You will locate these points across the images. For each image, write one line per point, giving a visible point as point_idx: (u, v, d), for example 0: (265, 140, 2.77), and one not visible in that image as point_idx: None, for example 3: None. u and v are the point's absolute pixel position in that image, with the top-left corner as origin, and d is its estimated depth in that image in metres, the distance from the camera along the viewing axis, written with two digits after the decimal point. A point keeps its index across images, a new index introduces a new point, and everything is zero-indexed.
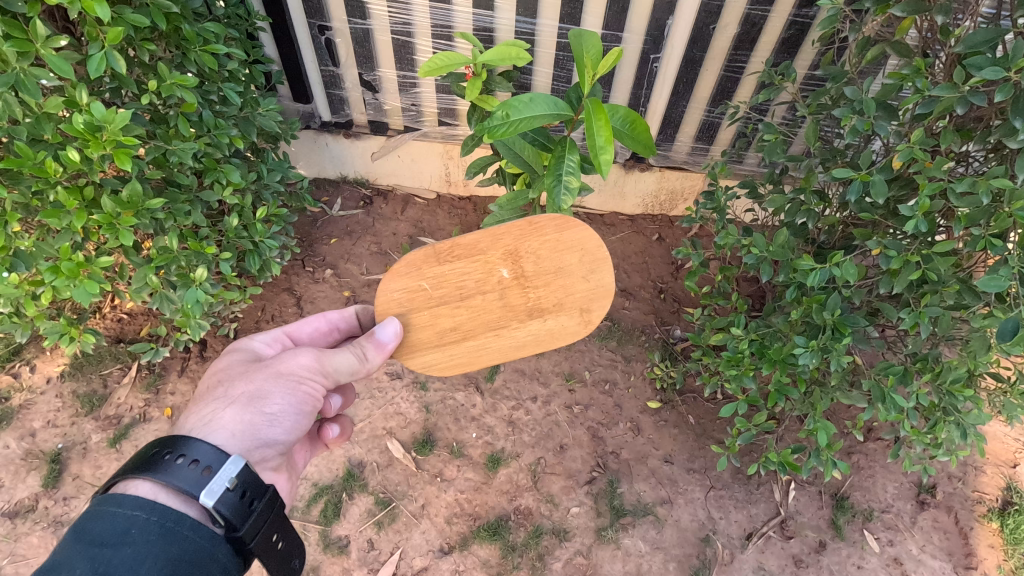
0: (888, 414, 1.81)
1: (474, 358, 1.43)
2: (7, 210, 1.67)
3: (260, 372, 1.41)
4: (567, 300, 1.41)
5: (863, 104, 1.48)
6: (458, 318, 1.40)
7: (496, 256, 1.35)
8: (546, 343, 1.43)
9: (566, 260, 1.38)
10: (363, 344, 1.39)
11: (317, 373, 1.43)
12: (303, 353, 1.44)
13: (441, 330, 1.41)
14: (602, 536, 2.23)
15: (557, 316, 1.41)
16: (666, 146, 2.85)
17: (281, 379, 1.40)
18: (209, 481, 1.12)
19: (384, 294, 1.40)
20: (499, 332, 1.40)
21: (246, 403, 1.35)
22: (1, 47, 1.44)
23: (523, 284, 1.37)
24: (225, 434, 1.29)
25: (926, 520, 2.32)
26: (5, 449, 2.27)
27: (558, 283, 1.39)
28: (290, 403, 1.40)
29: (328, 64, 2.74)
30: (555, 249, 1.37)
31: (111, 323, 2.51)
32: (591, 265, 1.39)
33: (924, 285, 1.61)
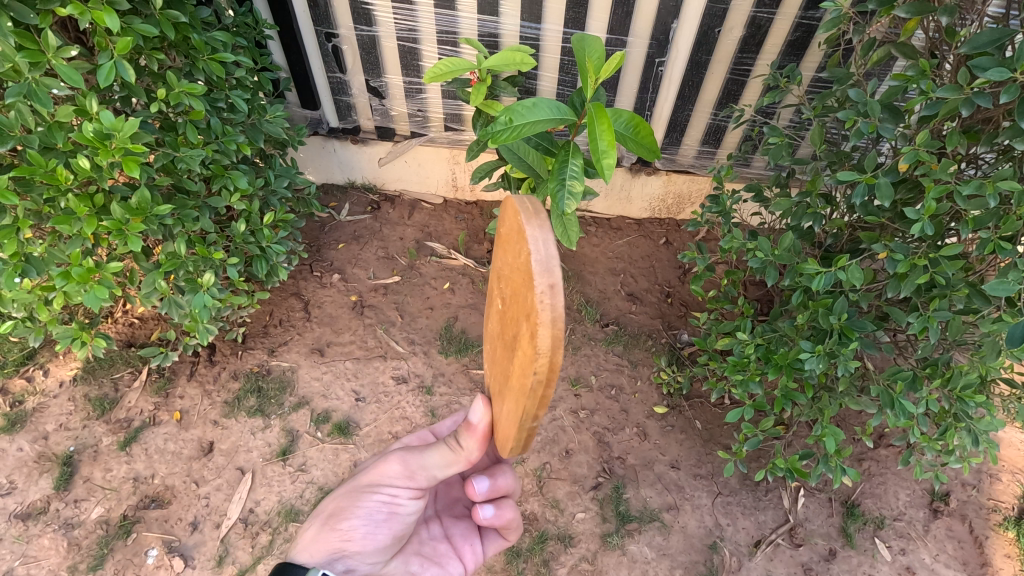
0: (897, 420, 1.78)
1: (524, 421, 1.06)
2: (19, 217, 1.71)
3: (355, 484, 1.51)
4: (523, 311, 0.83)
5: (867, 105, 1.47)
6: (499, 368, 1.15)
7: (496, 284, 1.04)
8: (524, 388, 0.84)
9: (513, 258, 0.86)
10: (456, 436, 1.33)
11: (400, 477, 1.45)
12: (391, 460, 1.48)
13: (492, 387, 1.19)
14: (607, 542, 2.21)
15: (522, 338, 0.84)
16: (672, 150, 2.84)
17: (366, 489, 1.47)
18: None
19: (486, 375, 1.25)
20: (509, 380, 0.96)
21: (335, 513, 1.46)
22: (13, 58, 1.48)
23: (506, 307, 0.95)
24: (310, 549, 1.41)
25: (939, 528, 2.27)
26: (18, 451, 2.31)
27: (517, 288, 0.84)
28: (371, 513, 1.46)
29: (335, 71, 2.76)
30: (506, 248, 0.91)
31: (123, 327, 2.55)
32: (520, 241, 0.81)
33: (932, 289, 1.59)
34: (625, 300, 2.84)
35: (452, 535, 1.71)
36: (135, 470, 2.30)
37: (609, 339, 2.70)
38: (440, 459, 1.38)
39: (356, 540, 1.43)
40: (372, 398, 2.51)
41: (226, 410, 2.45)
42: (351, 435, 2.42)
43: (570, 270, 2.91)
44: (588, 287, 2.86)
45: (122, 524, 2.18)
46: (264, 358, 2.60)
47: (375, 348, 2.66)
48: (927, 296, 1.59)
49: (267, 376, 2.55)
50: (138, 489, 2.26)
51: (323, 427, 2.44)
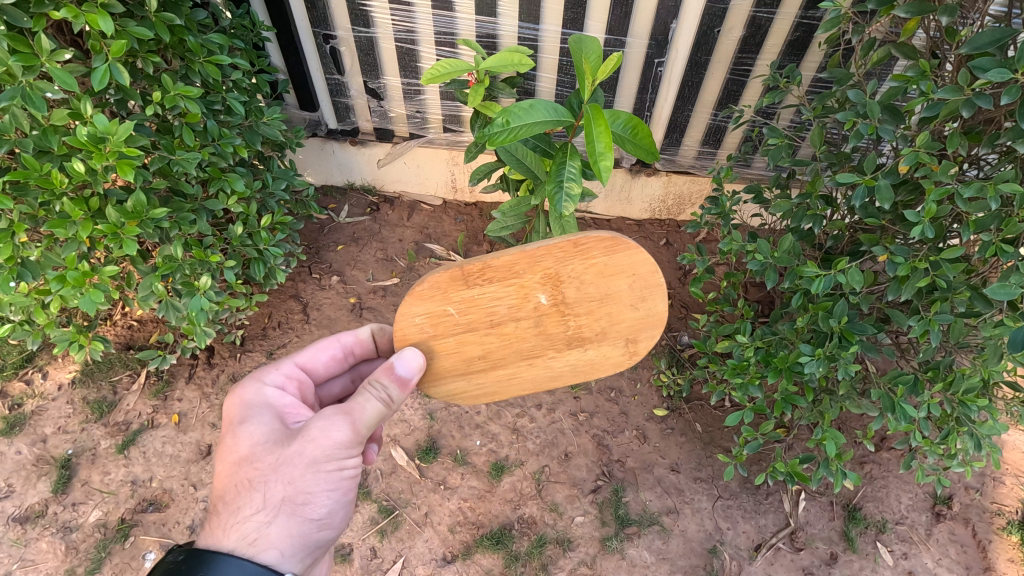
0: (898, 424, 1.77)
1: (502, 386, 1.31)
2: (14, 221, 1.70)
3: (293, 467, 1.27)
4: (607, 330, 1.25)
5: (867, 106, 1.45)
6: (489, 345, 1.24)
7: (535, 281, 1.17)
8: (586, 373, 1.31)
9: (604, 291, 1.20)
10: (386, 386, 1.29)
11: (350, 447, 1.31)
12: (335, 427, 1.29)
13: (469, 359, 1.27)
14: (606, 546, 2.20)
15: (598, 344, 1.27)
16: (672, 150, 2.83)
17: (324, 466, 1.29)
18: None
19: (405, 318, 1.23)
20: (533, 361, 1.28)
21: (290, 510, 1.27)
22: (7, 61, 1.47)
23: (564, 312, 1.21)
24: (278, 553, 1.24)
25: (942, 532, 2.25)
26: (17, 454, 2.31)
27: (601, 313, 1.23)
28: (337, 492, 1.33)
29: (333, 72, 2.76)
30: (596, 274, 1.18)
31: (122, 330, 2.55)
32: (639, 288, 1.21)
33: (933, 292, 1.57)
34: None
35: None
36: (134, 473, 2.30)
37: None
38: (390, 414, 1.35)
39: (317, 521, 1.33)
40: None
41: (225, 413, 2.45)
42: None
43: None
44: None
45: (121, 528, 2.18)
46: (262, 361, 2.59)
47: None
48: (928, 299, 1.57)
49: None
50: (136, 493, 2.26)
51: None
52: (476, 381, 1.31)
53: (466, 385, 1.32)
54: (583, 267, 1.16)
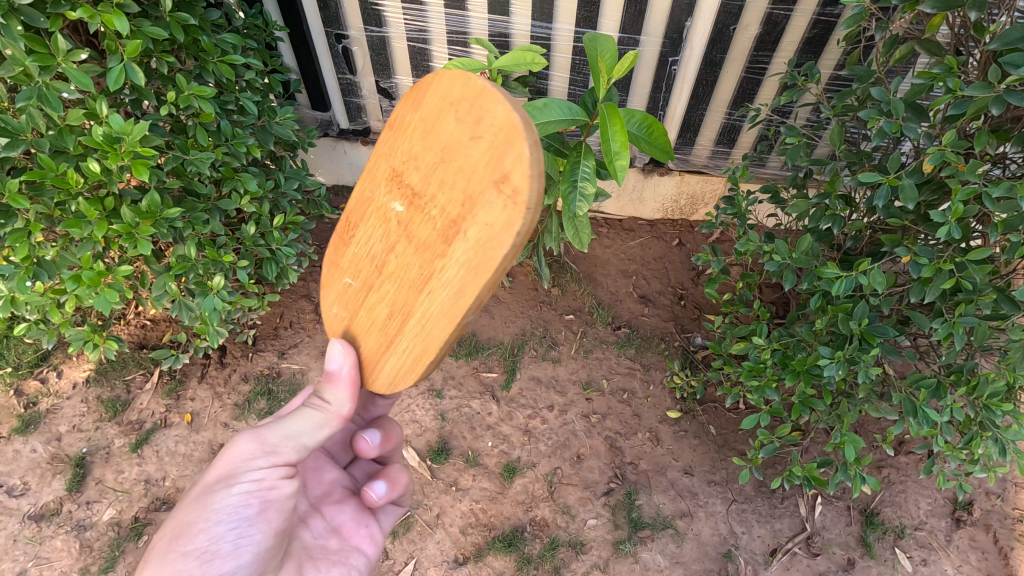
0: (920, 429, 1.73)
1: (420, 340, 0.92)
2: (30, 221, 1.71)
3: (194, 493, 1.19)
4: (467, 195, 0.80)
5: (891, 105, 1.42)
6: (388, 295, 0.96)
7: (384, 192, 0.95)
8: (474, 283, 0.80)
9: (443, 148, 0.83)
10: (320, 392, 1.17)
11: (255, 460, 1.17)
12: (237, 443, 1.19)
13: (382, 322, 0.99)
14: (619, 550, 2.17)
15: (477, 210, 0.79)
16: (685, 150, 2.80)
17: (217, 486, 1.17)
18: None
19: (325, 313, 1.10)
20: (430, 288, 0.88)
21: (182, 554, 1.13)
22: (24, 62, 1.48)
23: (421, 208, 0.88)
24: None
25: (962, 538, 2.21)
26: (32, 452, 2.32)
27: (450, 174, 0.82)
28: (231, 514, 1.17)
29: (345, 72, 2.75)
30: (426, 135, 0.85)
31: (135, 329, 2.57)
32: (472, 114, 0.78)
33: (958, 293, 1.53)
34: (638, 302, 2.80)
35: (341, 524, 1.49)
36: (147, 472, 2.31)
37: (621, 342, 2.67)
38: (310, 423, 1.19)
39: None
40: None
41: (237, 413, 2.45)
42: None
43: (582, 272, 2.87)
44: (599, 290, 2.82)
45: (134, 526, 2.18)
46: (274, 360, 2.59)
47: None
48: (952, 301, 1.53)
49: (277, 378, 2.54)
50: (149, 491, 2.26)
51: None
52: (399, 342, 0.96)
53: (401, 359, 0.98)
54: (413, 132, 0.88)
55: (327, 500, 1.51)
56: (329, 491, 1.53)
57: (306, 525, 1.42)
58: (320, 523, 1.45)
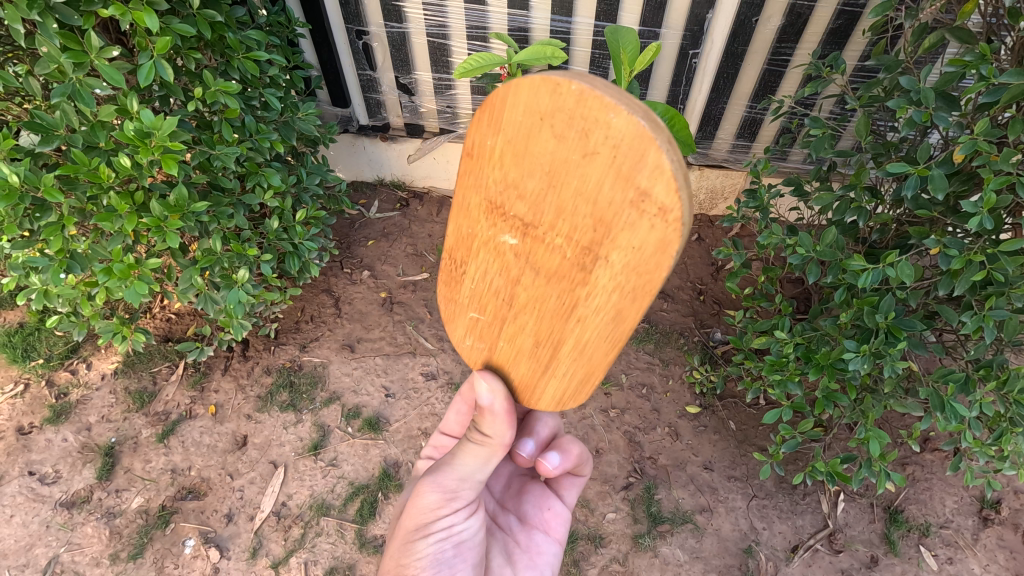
0: (948, 424, 1.70)
1: (587, 368, 0.85)
2: (64, 215, 1.74)
3: (399, 537, 1.30)
4: (605, 203, 0.72)
5: (921, 94, 1.40)
6: (528, 329, 0.90)
7: (485, 225, 0.87)
8: (642, 290, 0.73)
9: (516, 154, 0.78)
10: (478, 427, 1.17)
11: (441, 507, 1.24)
12: (418, 495, 1.26)
13: (528, 353, 0.93)
14: (639, 544, 2.17)
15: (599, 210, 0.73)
16: (705, 144, 2.78)
17: (416, 536, 1.26)
18: None
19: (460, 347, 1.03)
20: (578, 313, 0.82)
21: None
22: (58, 59, 1.52)
23: (535, 233, 0.81)
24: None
25: (990, 537, 2.17)
26: (64, 442, 2.38)
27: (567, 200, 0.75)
28: (438, 556, 1.25)
29: (365, 68, 2.78)
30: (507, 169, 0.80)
31: (161, 322, 2.64)
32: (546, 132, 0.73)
33: (988, 286, 1.51)
34: (656, 297, 2.79)
35: (529, 517, 1.57)
36: (173, 462, 2.36)
37: (640, 337, 2.67)
38: (480, 462, 1.21)
39: None
40: (402, 394, 2.53)
41: (260, 405, 2.50)
42: (381, 431, 2.44)
43: None
44: None
45: (161, 514, 2.23)
46: (296, 353, 2.63)
47: (403, 345, 2.66)
48: (982, 294, 1.51)
49: (299, 371, 2.58)
50: (176, 480, 2.31)
51: (354, 422, 2.46)
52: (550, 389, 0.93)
53: (563, 382, 0.90)
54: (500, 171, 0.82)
55: (511, 496, 1.61)
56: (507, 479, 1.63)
57: (501, 525, 1.52)
58: (511, 519, 1.55)
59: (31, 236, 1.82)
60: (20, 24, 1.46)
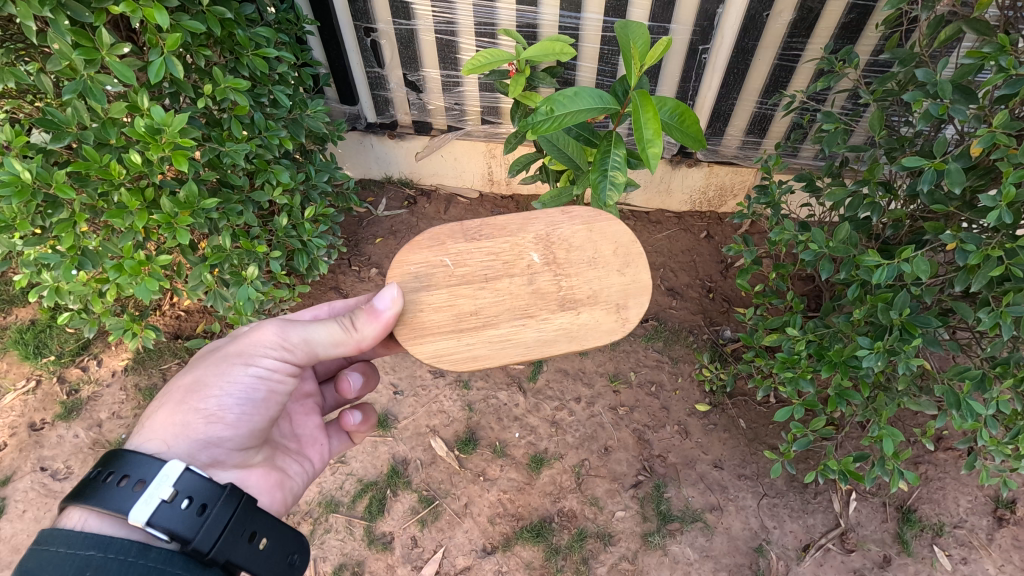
0: (963, 422, 1.67)
1: (496, 349, 1.31)
2: (76, 211, 1.75)
3: (214, 361, 1.38)
4: (602, 294, 1.38)
5: (938, 86, 1.37)
6: (482, 301, 1.36)
7: (528, 241, 1.43)
8: (576, 341, 1.33)
9: (585, 241, 1.44)
10: (352, 315, 1.32)
11: (275, 348, 1.36)
12: (257, 334, 1.38)
13: (460, 314, 1.35)
14: (648, 542, 2.16)
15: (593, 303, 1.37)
16: (714, 140, 2.76)
17: (234, 361, 1.36)
18: (144, 493, 1.07)
19: (402, 265, 1.39)
20: (526, 321, 1.34)
21: (189, 400, 1.32)
22: (71, 56, 1.53)
23: (556, 271, 1.40)
24: (160, 442, 1.25)
25: (1005, 537, 2.14)
26: (75, 438, 2.40)
27: (588, 275, 1.40)
28: (244, 390, 1.36)
29: (373, 66, 2.78)
30: (583, 239, 1.45)
31: (170, 319, 2.65)
32: (623, 258, 1.42)
33: (1006, 282, 1.48)
34: (665, 295, 2.77)
35: (301, 433, 1.69)
36: None
37: (649, 335, 2.65)
38: (327, 337, 1.34)
39: (222, 432, 1.34)
40: (410, 391, 2.53)
41: None
42: (389, 428, 2.43)
43: None
44: None
45: None
46: None
47: None
48: (1000, 290, 1.48)
49: None
50: None
51: None
52: (436, 340, 1.32)
53: (455, 344, 1.32)
54: (566, 238, 1.44)
55: (300, 410, 1.71)
56: (303, 398, 1.74)
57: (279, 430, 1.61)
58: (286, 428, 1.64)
59: (43, 233, 1.83)
60: (32, 21, 1.46)
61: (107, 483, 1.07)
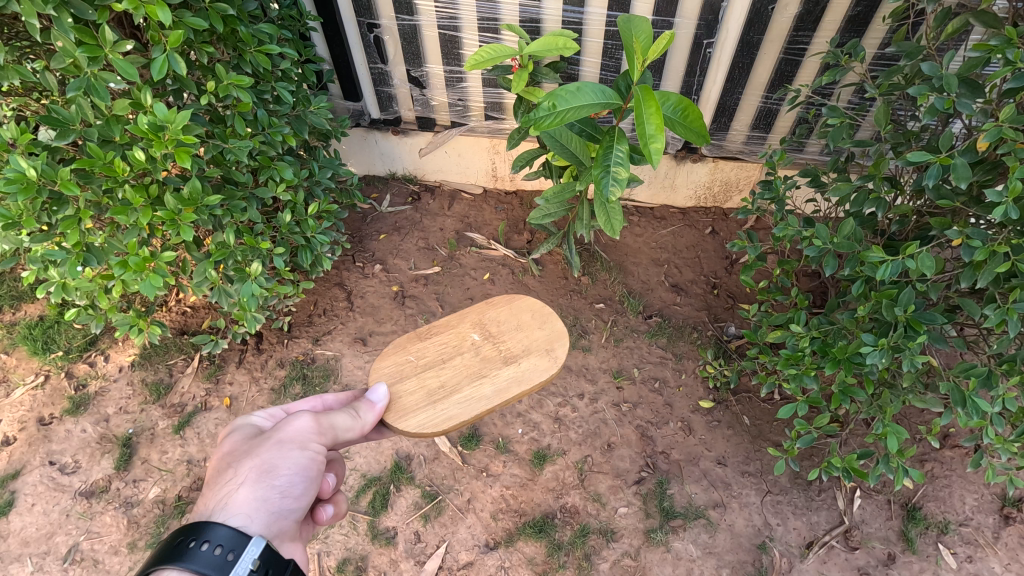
0: (969, 420, 1.65)
1: (467, 407, 1.47)
2: (81, 208, 1.76)
3: (265, 442, 1.34)
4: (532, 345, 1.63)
5: (944, 80, 1.36)
6: (445, 375, 1.54)
7: (465, 325, 1.66)
8: (524, 382, 1.53)
9: (512, 315, 1.70)
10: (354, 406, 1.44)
11: (311, 430, 1.36)
12: (298, 415, 1.39)
13: (431, 389, 1.51)
14: (651, 539, 2.16)
15: (527, 358, 1.59)
16: (719, 135, 2.74)
17: (287, 445, 1.33)
18: (233, 565, 1.05)
19: (374, 372, 1.55)
20: (482, 381, 1.53)
21: (257, 479, 1.26)
22: (75, 53, 1.54)
23: (494, 339, 1.63)
24: (243, 516, 1.20)
25: (1011, 536, 2.13)
26: (83, 432, 2.43)
27: (519, 334, 1.65)
28: (296, 474, 1.31)
29: (376, 62, 2.78)
30: (509, 313, 1.70)
31: (176, 315, 2.67)
32: (542, 320, 1.69)
33: (1012, 279, 1.46)
34: (669, 291, 2.76)
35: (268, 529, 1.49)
36: (189, 453, 2.39)
37: (652, 331, 2.64)
38: (347, 412, 1.42)
39: (284, 499, 1.28)
40: None
41: (273, 397, 2.51)
42: None
43: (612, 261, 2.84)
44: (630, 279, 2.79)
45: (177, 504, 2.27)
46: (308, 347, 2.65)
47: None
48: (1006, 286, 1.47)
49: (312, 364, 2.59)
50: (192, 471, 2.34)
51: None
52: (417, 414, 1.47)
53: (431, 413, 1.46)
54: (491, 312, 1.70)
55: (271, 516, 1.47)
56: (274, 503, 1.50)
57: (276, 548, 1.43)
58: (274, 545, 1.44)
59: (50, 230, 1.84)
60: (36, 19, 1.47)
61: (205, 553, 1.05)
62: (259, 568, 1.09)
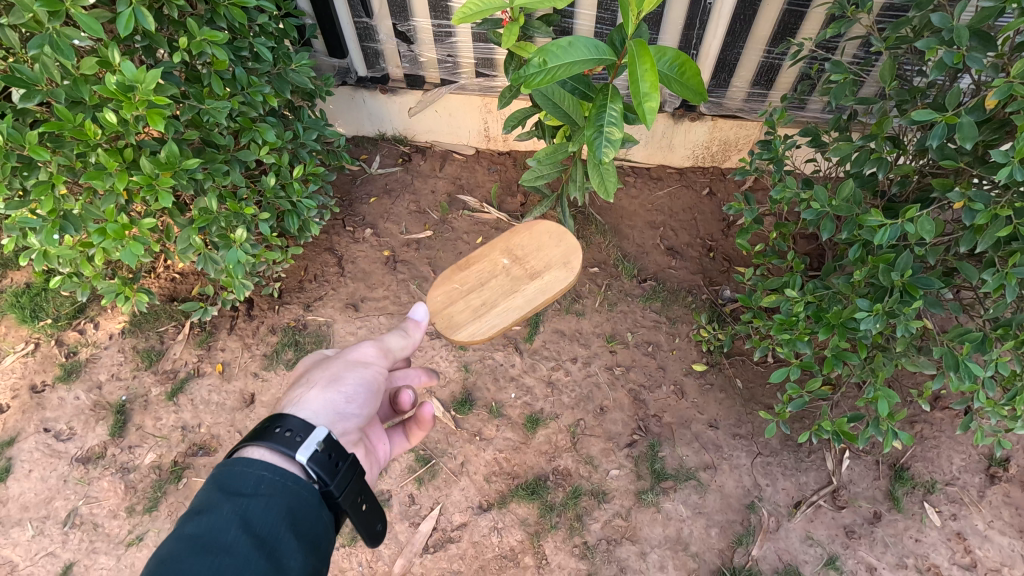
0: (960, 384, 1.64)
1: (509, 318, 1.58)
2: (53, 173, 1.70)
3: (334, 359, 1.45)
4: (550, 261, 1.68)
5: (955, 32, 1.28)
6: (485, 293, 1.62)
7: (492, 250, 1.71)
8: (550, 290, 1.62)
9: (531, 238, 1.72)
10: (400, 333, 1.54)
11: (373, 351, 1.47)
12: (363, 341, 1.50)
13: (475, 307, 1.61)
14: (642, 499, 2.19)
15: (548, 272, 1.65)
16: (719, 92, 2.64)
17: (350, 360, 1.43)
18: (304, 441, 1.17)
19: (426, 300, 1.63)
20: (513, 295, 1.61)
21: (325, 385, 1.36)
22: (33, 7, 1.44)
23: (519, 259, 1.68)
24: (312, 412, 1.30)
25: (996, 494, 2.17)
26: (76, 399, 2.42)
27: (538, 256, 1.70)
28: (357, 385, 1.40)
29: (361, 15, 2.65)
30: (529, 237, 1.73)
31: (165, 282, 2.64)
32: (557, 237, 1.73)
33: (1013, 242, 1.42)
34: (664, 254, 2.72)
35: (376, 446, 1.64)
36: (183, 419, 2.39)
37: (647, 295, 2.61)
38: (399, 336, 1.52)
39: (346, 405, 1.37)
40: None
41: (266, 363, 2.51)
42: None
43: (607, 224, 2.79)
44: (625, 242, 2.75)
45: (174, 469, 2.29)
46: (300, 313, 2.62)
47: (407, 303, 2.63)
48: (1006, 250, 1.43)
49: (304, 330, 2.57)
50: (187, 437, 2.36)
51: None
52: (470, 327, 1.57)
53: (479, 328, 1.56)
54: (513, 239, 1.72)
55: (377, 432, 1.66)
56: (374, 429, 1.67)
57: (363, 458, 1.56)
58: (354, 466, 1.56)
59: (24, 196, 1.78)
60: None
61: (280, 436, 1.17)
62: (323, 450, 1.18)
